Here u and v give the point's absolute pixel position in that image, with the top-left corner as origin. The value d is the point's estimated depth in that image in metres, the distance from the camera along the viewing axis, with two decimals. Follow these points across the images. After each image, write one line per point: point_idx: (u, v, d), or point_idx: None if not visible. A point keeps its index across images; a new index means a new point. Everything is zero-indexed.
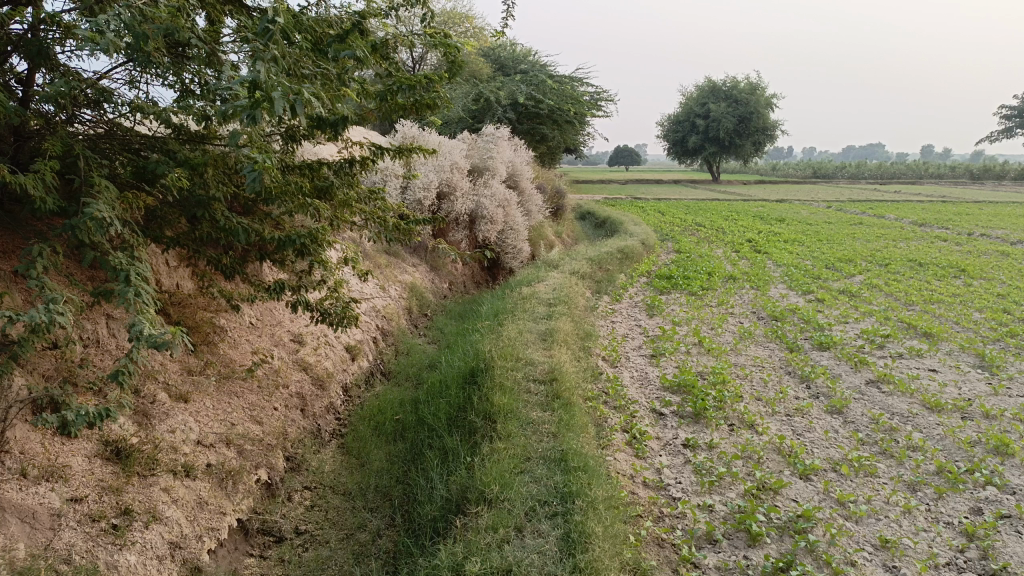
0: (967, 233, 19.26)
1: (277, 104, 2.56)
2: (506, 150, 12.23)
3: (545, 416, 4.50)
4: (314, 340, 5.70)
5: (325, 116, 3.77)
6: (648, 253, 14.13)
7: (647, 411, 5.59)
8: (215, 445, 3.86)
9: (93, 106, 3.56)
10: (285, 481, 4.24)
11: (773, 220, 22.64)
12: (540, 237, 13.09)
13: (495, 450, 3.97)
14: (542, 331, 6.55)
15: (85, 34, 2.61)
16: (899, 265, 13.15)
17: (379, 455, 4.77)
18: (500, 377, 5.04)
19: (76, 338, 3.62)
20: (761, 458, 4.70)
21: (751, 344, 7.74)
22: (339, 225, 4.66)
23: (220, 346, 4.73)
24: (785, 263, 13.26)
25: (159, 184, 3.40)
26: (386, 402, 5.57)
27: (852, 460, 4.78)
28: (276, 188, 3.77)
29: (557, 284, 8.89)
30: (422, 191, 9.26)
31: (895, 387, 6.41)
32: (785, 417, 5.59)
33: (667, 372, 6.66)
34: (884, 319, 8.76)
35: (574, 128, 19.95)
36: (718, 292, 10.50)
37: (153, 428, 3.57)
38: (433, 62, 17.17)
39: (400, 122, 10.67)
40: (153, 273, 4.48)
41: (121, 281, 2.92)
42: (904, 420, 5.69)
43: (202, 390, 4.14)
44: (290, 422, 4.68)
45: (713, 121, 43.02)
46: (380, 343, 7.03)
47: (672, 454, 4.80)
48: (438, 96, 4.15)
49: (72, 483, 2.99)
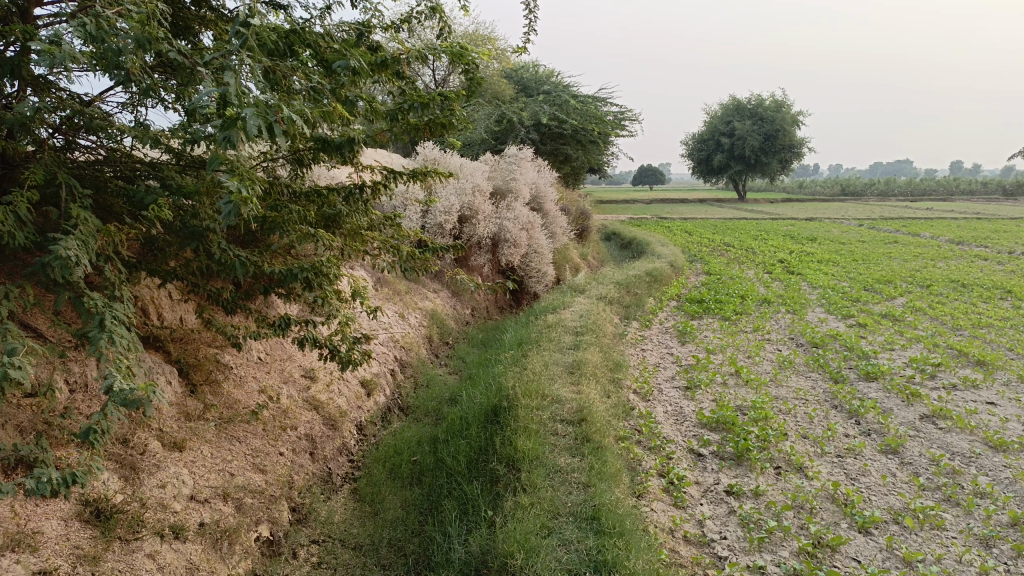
0: (1007, 251, 18.55)
1: (257, 123, 2.22)
2: (529, 171, 11.89)
3: (574, 462, 4.10)
4: (327, 375, 5.36)
5: (330, 137, 3.43)
6: (677, 275, 13.69)
7: (684, 452, 5.15)
8: (210, 501, 3.52)
9: (83, 131, 3.27)
10: (290, 536, 3.88)
11: (804, 239, 22.10)
12: (565, 260, 12.71)
13: (519, 505, 3.58)
14: (569, 363, 6.15)
15: (50, 49, 2.29)
16: (941, 287, 12.57)
17: (394, 503, 4.39)
18: (525, 417, 4.64)
19: (59, 384, 3.30)
20: (814, 509, 4.26)
21: (792, 375, 7.27)
22: (350, 254, 4.32)
23: (224, 385, 4.41)
24: (822, 285, 12.73)
25: (148, 214, 3.08)
26: (403, 442, 5.20)
27: (915, 510, 4.30)
28: (278, 217, 3.45)
29: (584, 311, 8.48)
30: (443, 215, 8.94)
31: (952, 422, 5.90)
32: (836, 458, 5.13)
33: (703, 406, 6.22)
34: (933, 346, 8.23)
35: (599, 148, 19.61)
36: (752, 317, 10.03)
37: (141, 483, 3.24)
38: (455, 84, 16.95)
39: (421, 144, 10.39)
40: (152, 308, 4.17)
41: (95, 327, 2.59)
42: (967, 462, 5.19)
43: (200, 437, 3.81)
44: (297, 469, 4.32)
45: (739, 139, 42.48)
46: (399, 376, 6.67)
47: (714, 502, 4.36)
48: (455, 114, 3.81)
49: (42, 553, 2.62)
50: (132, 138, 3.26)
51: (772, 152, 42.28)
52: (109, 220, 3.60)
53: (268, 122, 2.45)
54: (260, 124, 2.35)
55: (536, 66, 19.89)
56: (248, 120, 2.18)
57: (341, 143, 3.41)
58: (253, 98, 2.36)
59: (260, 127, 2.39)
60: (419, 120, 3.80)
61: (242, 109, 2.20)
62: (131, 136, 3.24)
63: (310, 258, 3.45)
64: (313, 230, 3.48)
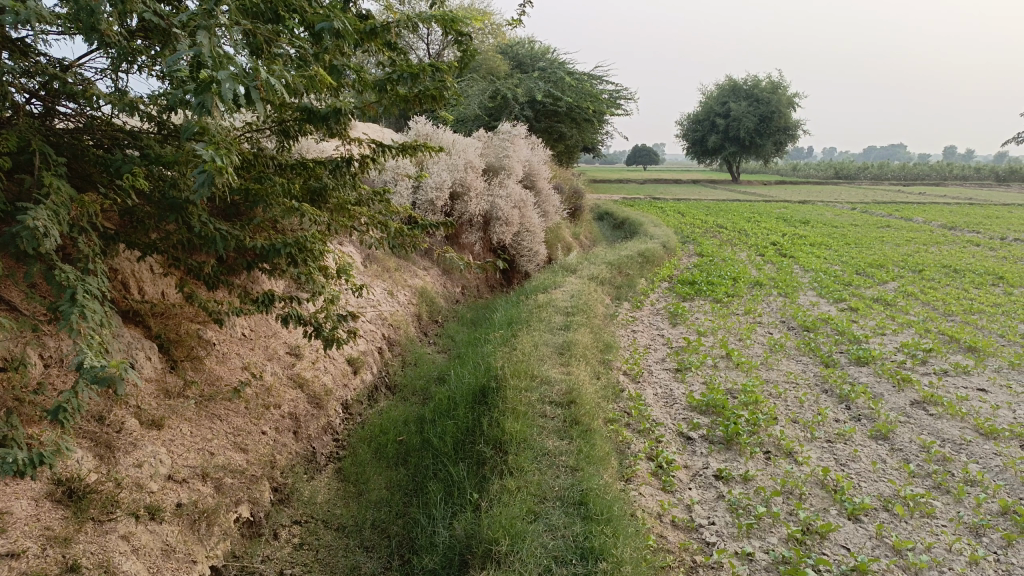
0: (1000, 237, 18.55)
1: (229, 88, 2.11)
2: (523, 149, 11.75)
3: (562, 445, 4.03)
4: (312, 352, 5.27)
5: (314, 107, 3.31)
6: (669, 256, 13.61)
7: (673, 435, 5.09)
8: (188, 481, 3.44)
9: (58, 96, 3.14)
10: (271, 516, 3.81)
11: (797, 221, 22.09)
12: (557, 239, 12.60)
13: (505, 489, 3.51)
14: (559, 343, 6.08)
15: (16, 6, 2.17)
16: (933, 272, 12.54)
17: (378, 483, 4.32)
18: (513, 397, 4.56)
19: (33, 358, 3.19)
20: (804, 495, 4.21)
21: (783, 358, 7.22)
22: (336, 230, 4.21)
23: (206, 362, 4.32)
24: (814, 268, 12.68)
25: (123, 184, 2.97)
26: (389, 421, 5.12)
27: (906, 497, 4.25)
28: (260, 189, 3.33)
29: (575, 291, 8.40)
30: (434, 191, 8.81)
31: (943, 409, 5.86)
32: (826, 443, 5.09)
33: (693, 389, 6.17)
34: (925, 332, 8.20)
35: (593, 126, 19.44)
36: (744, 299, 9.98)
37: (116, 462, 3.15)
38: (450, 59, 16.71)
39: (413, 119, 10.23)
40: (132, 282, 4.06)
41: (66, 300, 2.48)
42: (957, 449, 5.15)
43: (180, 415, 3.72)
44: (280, 448, 4.24)
45: (734, 121, 42.27)
46: (386, 354, 6.58)
47: (703, 487, 4.31)
48: (446, 87, 3.69)
49: (10, 534, 2.53)
50: (110, 107, 3.14)
51: (766, 134, 42.09)
52: (86, 190, 3.47)
53: (246, 89, 2.33)
54: (236, 90, 2.24)
55: (531, 42, 19.62)
56: (219, 86, 2.07)
57: (325, 113, 3.29)
58: (230, 64, 2.25)
59: (237, 94, 2.27)
60: (408, 91, 3.68)
61: (214, 73, 2.09)
62: (108, 103, 3.12)
63: (294, 233, 3.33)
64: (297, 203, 3.35)
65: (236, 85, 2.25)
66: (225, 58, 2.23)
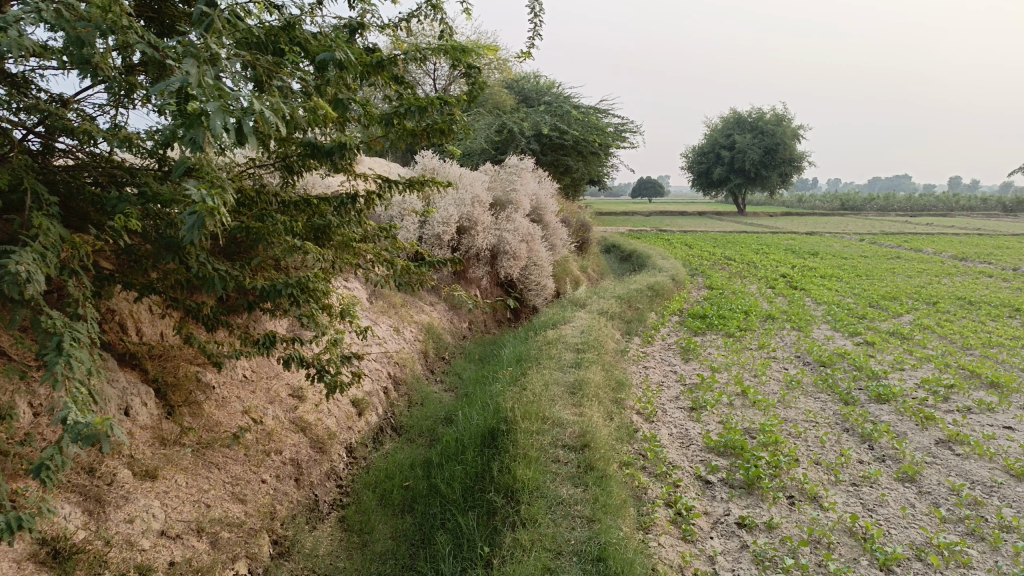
0: (1012, 267, 18.34)
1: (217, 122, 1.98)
2: (530, 182, 11.66)
3: (576, 493, 3.83)
4: (316, 394, 5.10)
5: (318, 142, 3.19)
6: (679, 289, 13.43)
7: (691, 479, 4.88)
8: (182, 536, 3.27)
9: (55, 133, 3.02)
10: (270, 572, 3.61)
11: (805, 253, 21.93)
12: (565, 273, 12.46)
13: (518, 542, 3.32)
14: (570, 382, 5.89)
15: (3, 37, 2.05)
16: (948, 304, 12.33)
17: (384, 533, 4.12)
18: (524, 441, 4.37)
19: (21, 407, 3.04)
20: (832, 544, 4.00)
21: (800, 395, 7.00)
22: (340, 268, 4.07)
23: (205, 407, 4.16)
24: (826, 301, 12.49)
25: (117, 223, 2.84)
26: (395, 466, 4.93)
27: (940, 546, 4.03)
28: (261, 227, 3.19)
29: (585, 326, 8.22)
30: (440, 226, 8.70)
31: (971, 448, 5.64)
32: (851, 487, 4.87)
33: (710, 429, 5.96)
34: (945, 367, 7.98)
35: (599, 159, 19.41)
36: (757, 333, 9.79)
37: (106, 518, 2.98)
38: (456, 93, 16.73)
39: (420, 153, 10.17)
40: (129, 324, 3.92)
41: (51, 349, 2.32)
42: (989, 492, 4.93)
43: (175, 464, 3.55)
44: (280, 497, 4.05)
45: (739, 153, 42.36)
46: (392, 394, 6.40)
47: (725, 536, 4.09)
48: (454, 121, 3.57)
49: None
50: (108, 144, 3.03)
51: (772, 166, 42.14)
52: (82, 229, 3.35)
53: (243, 124, 2.20)
54: (231, 125, 2.11)
55: (537, 77, 19.69)
56: (210, 123, 1.95)
57: (330, 148, 3.17)
58: (225, 99, 2.13)
59: (234, 129, 2.14)
60: (415, 125, 3.56)
61: (205, 107, 1.96)
62: (105, 140, 3.01)
63: (295, 274, 3.18)
64: (298, 242, 3.20)
65: (231, 121, 2.13)
66: (220, 92, 2.12)
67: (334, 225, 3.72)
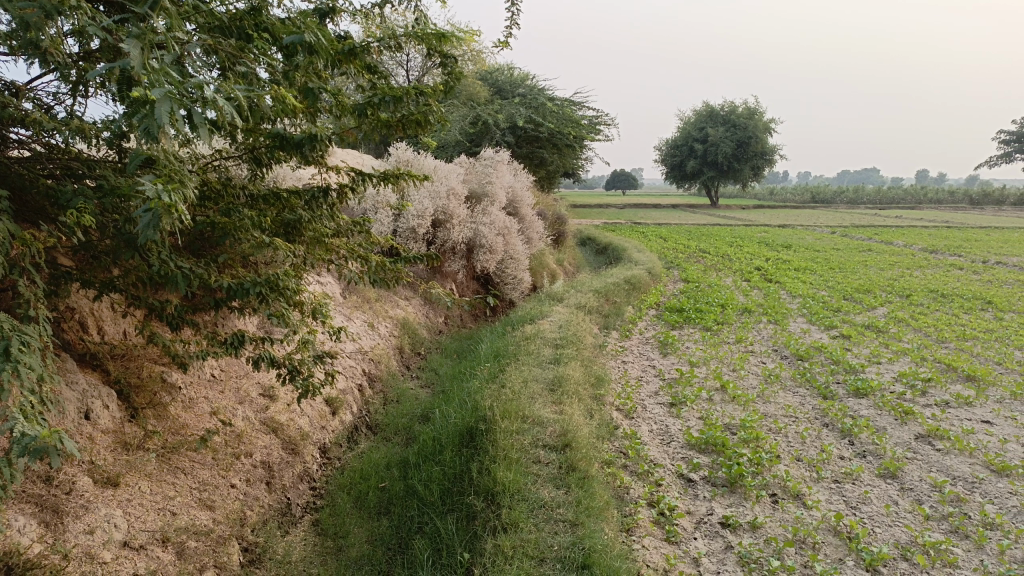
0: (982, 260, 18.58)
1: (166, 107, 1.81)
2: (506, 174, 11.52)
3: (559, 496, 3.72)
4: (287, 394, 4.93)
5: (287, 133, 3.03)
6: (655, 282, 13.38)
7: (674, 477, 4.80)
8: (146, 547, 3.09)
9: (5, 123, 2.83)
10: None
11: (779, 246, 22.04)
12: (541, 267, 12.34)
13: (499, 548, 3.20)
14: (549, 379, 5.78)
15: None
16: (921, 297, 12.42)
17: (359, 537, 3.99)
18: (504, 441, 4.25)
19: None
20: (818, 544, 3.93)
21: (779, 390, 6.96)
22: (313, 264, 3.91)
23: (171, 409, 3.98)
24: (802, 294, 12.52)
25: (73, 219, 2.67)
26: (371, 467, 4.79)
27: (925, 545, 3.98)
28: (228, 221, 3.03)
29: (563, 321, 8.12)
30: (415, 219, 8.53)
31: (950, 443, 5.62)
32: (834, 484, 4.83)
33: (690, 425, 5.88)
34: (921, 360, 8.00)
35: (575, 152, 19.30)
36: (734, 327, 9.76)
37: (64, 529, 2.80)
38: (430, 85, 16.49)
39: (394, 145, 9.97)
40: (88, 324, 3.75)
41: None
42: (970, 487, 4.91)
43: (139, 471, 3.38)
44: (251, 503, 3.89)
45: (712, 146, 42.52)
46: (367, 392, 6.24)
47: (709, 536, 4.01)
48: (432, 112, 3.43)
49: None
50: (64, 134, 2.85)
51: (744, 159, 42.38)
52: (36, 223, 3.16)
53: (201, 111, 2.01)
54: (189, 112, 1.96)
55: (512, 69, 19.51)
56: (159, 110, 1.79)
57: (300, 140, 3.01)
58: (179, 85, 1.97)
59: (190, 117, 1.97)
60: (390, 116, 3.42)
61: (153, 90, 1.79)
62: (61, 130, 2.84)
63: (265, 271, 3.02)
64: (268, 238, 3.05)
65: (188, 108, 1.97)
66: (176, 77, 1.95)
67: (305, 220, 3.56)
